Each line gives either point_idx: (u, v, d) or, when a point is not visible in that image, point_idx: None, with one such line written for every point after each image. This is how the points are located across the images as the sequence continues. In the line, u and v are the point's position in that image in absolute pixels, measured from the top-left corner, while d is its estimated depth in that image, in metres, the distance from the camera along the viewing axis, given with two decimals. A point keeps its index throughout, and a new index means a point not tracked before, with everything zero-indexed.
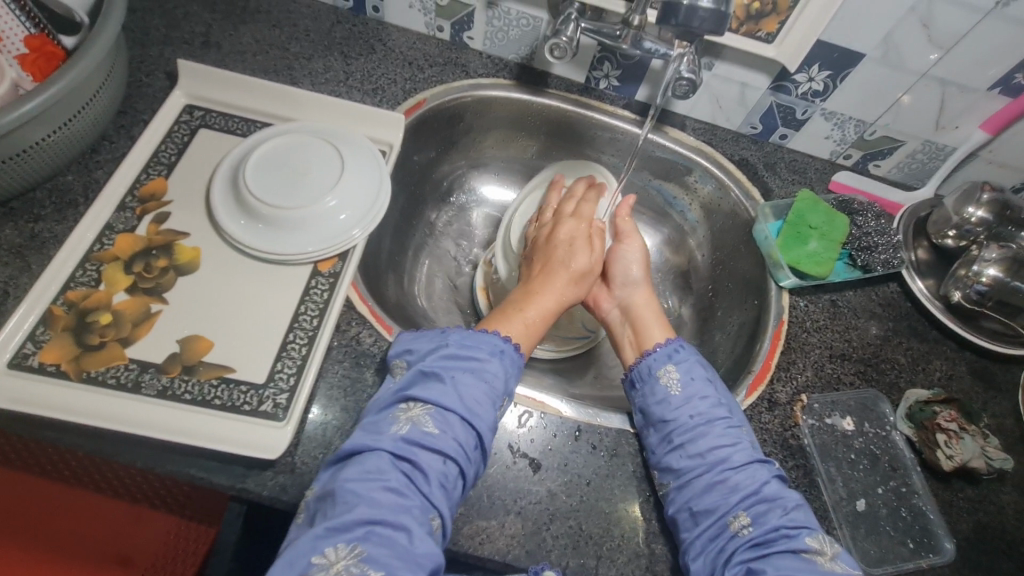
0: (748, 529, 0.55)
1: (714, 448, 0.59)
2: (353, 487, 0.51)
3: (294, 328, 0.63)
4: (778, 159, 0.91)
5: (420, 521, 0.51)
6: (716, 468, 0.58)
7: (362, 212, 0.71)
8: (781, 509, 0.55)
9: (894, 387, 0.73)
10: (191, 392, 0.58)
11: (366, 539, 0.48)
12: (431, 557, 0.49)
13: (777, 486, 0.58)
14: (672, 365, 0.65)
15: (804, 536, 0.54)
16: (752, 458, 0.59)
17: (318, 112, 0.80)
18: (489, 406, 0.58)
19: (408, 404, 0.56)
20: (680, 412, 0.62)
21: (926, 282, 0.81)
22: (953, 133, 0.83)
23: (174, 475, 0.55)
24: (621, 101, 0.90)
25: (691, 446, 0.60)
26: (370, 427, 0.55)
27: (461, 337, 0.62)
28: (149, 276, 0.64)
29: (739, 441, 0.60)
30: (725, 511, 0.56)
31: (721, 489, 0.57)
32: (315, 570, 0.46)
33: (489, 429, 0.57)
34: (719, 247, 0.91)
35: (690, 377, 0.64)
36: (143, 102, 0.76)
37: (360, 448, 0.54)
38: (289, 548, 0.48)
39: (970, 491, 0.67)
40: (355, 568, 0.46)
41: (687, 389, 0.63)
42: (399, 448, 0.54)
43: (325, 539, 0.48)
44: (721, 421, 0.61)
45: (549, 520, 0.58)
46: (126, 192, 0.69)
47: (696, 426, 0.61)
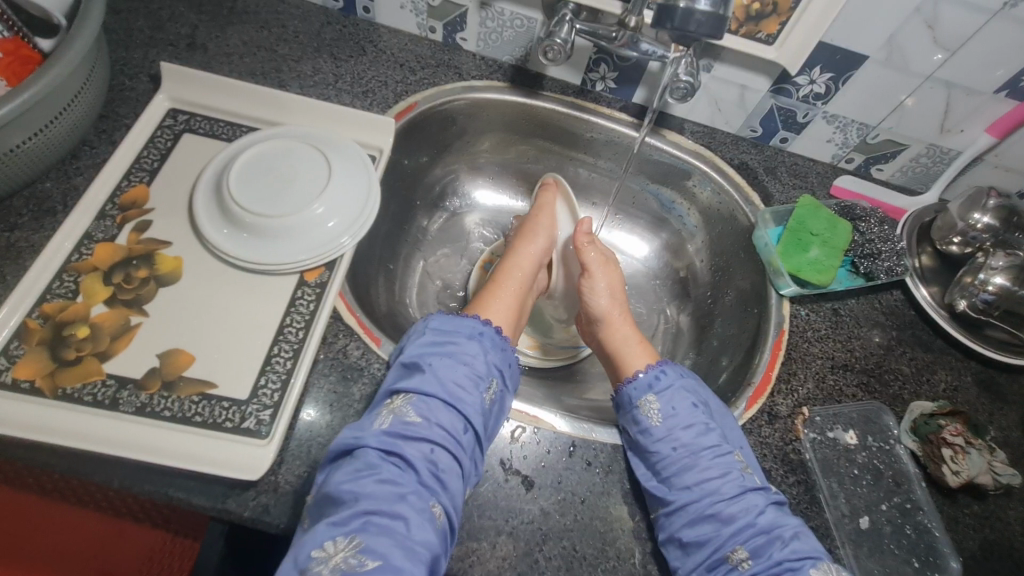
0: (748, 563, 0.54)
1: (701, 481, 0.57)
2: (343, 484, 0.50)
3: (278, 341, 0.61)
4: (779, 163, 0.89)
5: (418, 507, 0.49)
6: (708, 501, 0.56)
7: (351, 219, 0.68)
8: (780, 541, 0.54)
9: (898, 399, 0.71)
10: (170, 409, 0.56)
11: (363, 530, 0.47)
12: (429, 545, 0.48)
13: (773, 514, 0.56)
14: (653, 396, 0.63)
15: (808, 567, 0.53)
16: (744, 488, 0.57)
17: (306, 116, 0.77)
18: (473, 389, 0.58)
19: (392, 398, 0.56)
20: (662, 444, 0.60)
21: (929, 290, 0.79)
22: (958, 136, 0.81)
23: (152, 496, 0.53)
24: (617, 103, 0.88)
25: (678, 479, 0.58)
26: (356, 425, 0.54)
27: (440, 323, 0.62)
28: (129, 287, 0.62)
29: (730, 472, 0.58)
30: (722, 545, 0.55)
31: (714, 522, 0.55)
32: (314, 564, 0.45)
33: (476, 412, 0.57)
34: (718, 253, 0.89)
35: (671, 406, 0.62)
36: (126, 106, 0.74)
37: (348, 446, 0.52)
38: (293, 547, 0.46)
39: (976, 507, 0.65)
40: (353, 559, 0.45)
41: (669, 420, 0.61)
42: (384, 443, 0.52)
43: (325, 534, 0.47)
44: (708, 451, 0.59)
45: (541, 541, 0.56)
46: (106, 200, 0.67)
47: (682, 458, 0.59)
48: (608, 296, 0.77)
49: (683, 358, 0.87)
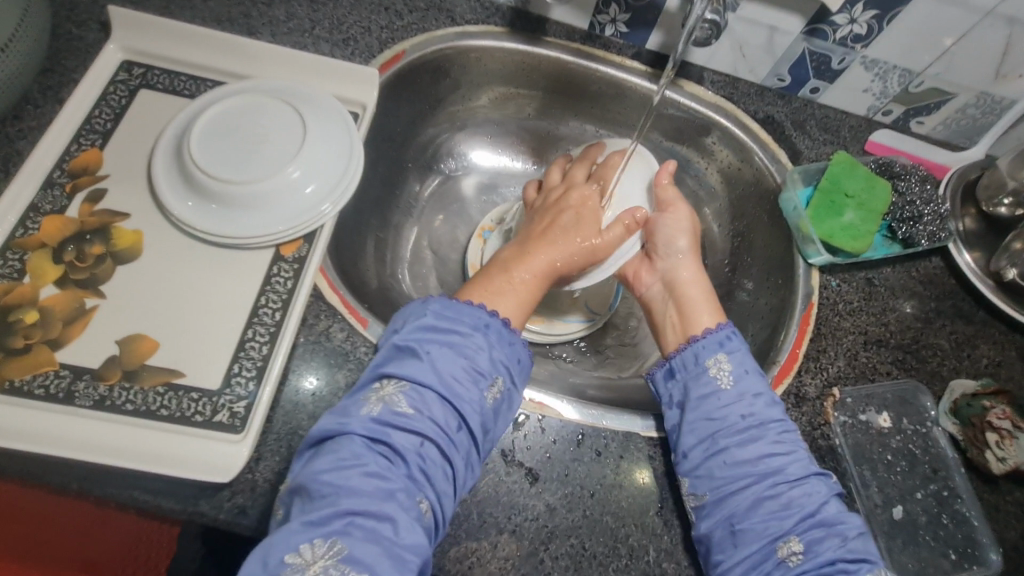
0: (798, 558, 0.48)
1: (767, 455, 0.52)
2: (324, 475, 0.45)
3: (253, 324, 0.55)
4: (808, 117, 0.80)
5: (406, 507, 0.44)
6: (768, 481, 0.51)
7: (332, 185, 0.61)
8: (838, 539, 0.49)
9: (936, 377, 0.65)
10: (132, 402, 0.50)
11: (346, 533, 0.42)
12: (417, 550, 0.43)
13: (836, 508, 0.51)
14: (723, 355, 0.57)
15: (865, 571, 0.48)
16: (809, 472, 0.52)
17: (279, 67, 0.68)
18: (471, 383, 0.51)
19: (382, 382, 0.49)
20: (729, 410, 0.54)
21: (974, 256, 0.71)
22: (1014, 83, 0.71)
23: (117, 498, 0.48)
24: (630, 49, 0.78)
25: (738, 451, 0.53)
26: (341, 409, 0.49)
27: (441, 307, 0.54)
28: (83, 265, 0.55)
29: (795, 451, 0.53)
30: (774, 533, 0.49)
31: (772, 505, 0.50)
32: (288, 571, 0.40)
33: (474, 409, 0.50)
34: (738, 218, 0.82)
35: (742, 368, 0.56)
36: (73, 58, 0.65)
37: (330, 432, 0.47)
38: (263, 545, 0.42)
39: (1019, 494, 0.60)
40: (334, 570, 0.41)
41: (740, 384, 0.55)
42: (373, 431, 0.47)
43: (300, 535, 0.42)
44: (775, 425, 0.54)
45: (547, 539, 0.51)
46: (54, 166, 0.59)
47: (748, 428, 0.53)
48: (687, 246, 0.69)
49: None
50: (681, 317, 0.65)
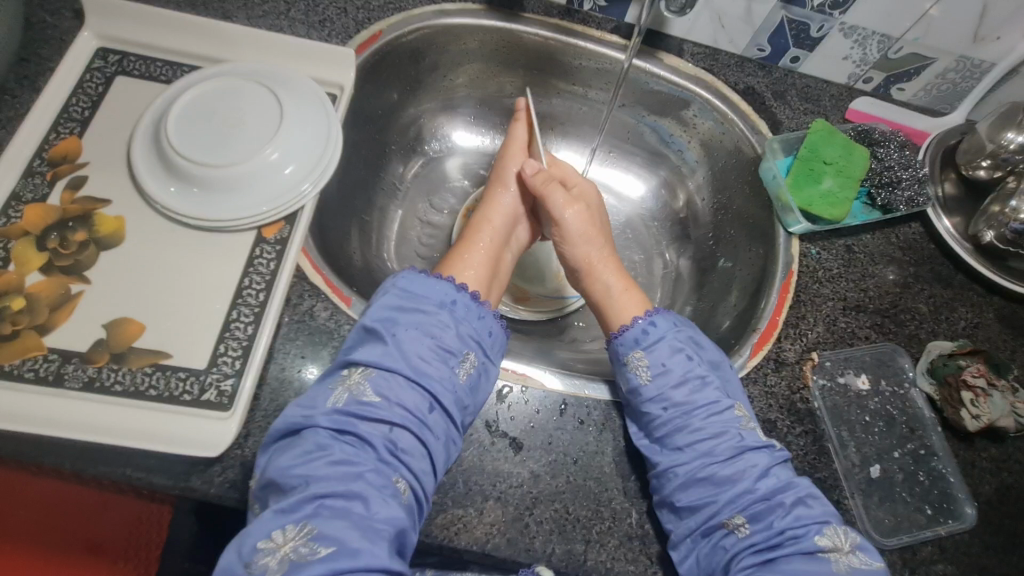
0: (746, 529, 0.51)
1: (694, 442, 0.54)
2: (291, 468, 0.46)
3: (237, 305, 0.56)
4: (788, 87, 0.80)
5: (377, 486, 0.46)
6: (702, 463, 0.53)
7: (311, 165, 0.61)
8: (781, 508, 0.51)
9: (914, 339, 0.66)
10: (122, 383, 0.51)
11: (316, 515, 0.44)
12: (393, 522, 0.45)
13: (775, 479, 0.53)
14: (640, 352, 0.58)
15: (813, 534, 0.50)
16: (740, 449, 0.54)
17: (255, 51, 0.68)
18: (440, 362, 0.53)
19: (349, 371, 0.51)
20: (654, 405, 0.56)
21: (952, 220, 0.71)
22: (993, 45, 0.71)
23: (110, 477, 0.49)
24: (609, 24, 0.77)
25: (668, 441, 0.54)
26: (305, 400, 0.49)
27: (408, 283, 0.56)
28: (67, 252, 0.56)
29: (726, 432, 0.54)
30: (715, 512, 0.51)
31: (708, 485, 0.52)
32: (260, 556, 0.42)
33: (446, 387, 0.51)
34: (720, 190, 0.82)
35: (661, 362, 0.57)
36: (49, 46, 0.65)
37: (295, 426, 0.48)
38: (237, 535, 0.44)
39: (994, 450, 0.61)
40: (304, 549, 0.42)
41: (659, 378, 0.57)
42: (338, 422, 0.48)
43: (271, 522, 0.44)
44: (701, 410, 0.55)
45: (531, 504, 0.53)
46: (34, 155, 0.60)
47: (673, 418, 0.55)
48: (583, 240, 0.69)
49: (683, 306, 0.82)
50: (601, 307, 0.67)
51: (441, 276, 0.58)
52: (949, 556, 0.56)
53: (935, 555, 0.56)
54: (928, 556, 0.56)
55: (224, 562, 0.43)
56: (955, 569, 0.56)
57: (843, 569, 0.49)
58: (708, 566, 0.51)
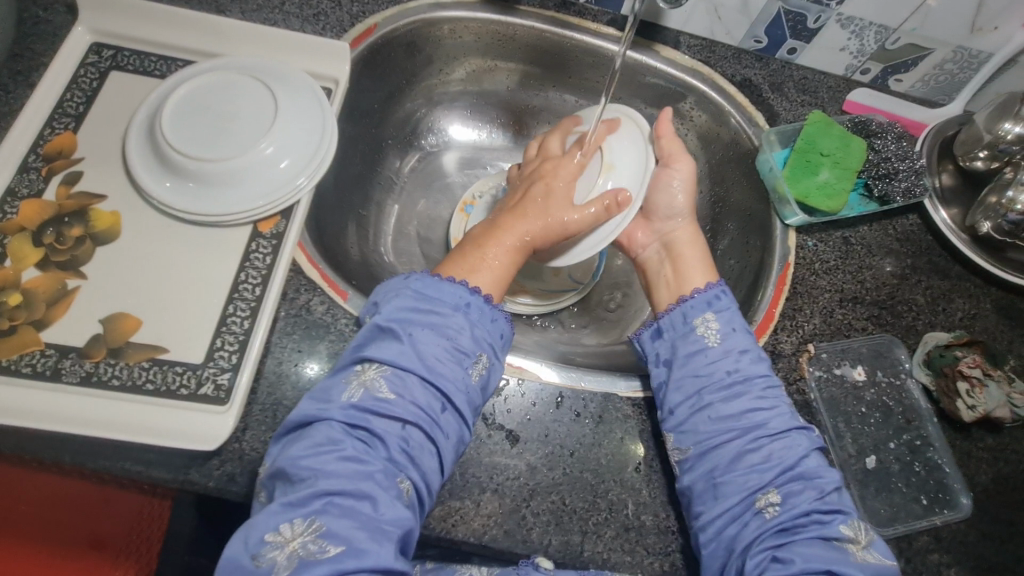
0: (774, 510, 0.51)
1: (749, 411, 0.54)
2: (301, 460, 0.46)
3: (234, 299, 0.56)
4: (785, 78, 0.79)
5: (385, 486, 0.46)
6: (750, 436, 0.53)
7: (306, 159, 0.61)
8: (815, 491, 0.51)
9: (911, 330, 0.66)
10: (119, 378, 0.51)
11: (325, 511, 0.43)
12: (400, 523, 0.45)
13: (815, 462, 0.53)
14: (711, 314, 0.59)
15: (837, 523, 0.50)
16: (790, 426, 0.54)
17: (250, 46, 0.68)
18: (454, 363, 0.52)
19: (362, 366, 0.50)
20: (717, 366, 0.56)
21: (950, 212, 0.71)
22: (990, 35, 0.71)
23: (108, 470, 0.49)
24: (605, 16, 0.77)
25: (722, 407, 0.55)
26: (320, 393, 0.50)
27: (423, 285, 0.55)
28: (63, 247, 0.56)
29: (778, 406, 0.55)
30: (754, 486, 0.52)
31: (752, 459, 0.53)
32: (267, 549, 0.42)
33: (458, 388, 0.51)
34: (718, 182, 0.82)
35: (730, 326, 0.59)
36: (42, 41, 0.65)
37: (308, 418, 0.48)
38: (244, 525, 0.44)
39: (991, 440, 0.61)
40: (312, 545, 0.43)
41: (727, 341, 0.58)
42: (351, 416, 0.48)
43: (279, 515, 0.43)
44: (760, 380, 0.56)
45: (528, 496, 0.53)
46: (29, 151, 0.60)
47: (734, 383, 0.56)
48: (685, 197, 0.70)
49: None
50: (678, 272, 0.67)
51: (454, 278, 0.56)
52: (946, 545, 0.57)
53: (932, 544, 0.57)
54: (924, 545, 0.57)
55: (231, 551, 0.43)
56: (951, 558, 0.56)
57: (861, 560, 0.49)
58: (728, 546, 0.50)
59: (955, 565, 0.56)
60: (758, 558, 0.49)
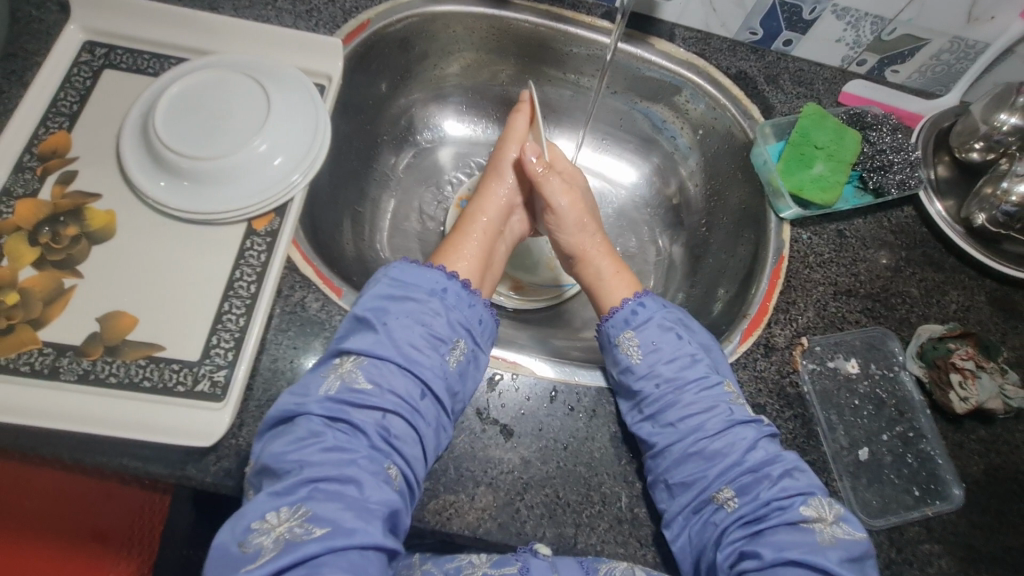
0: (734, 502, 0.52)
1: (685, 417, 0.55)
2: (284, 454, 0.46)
3: (229, 296, 0.56)
4: (781, 71, 0.79)
5: (371, 471, 0.47)
6: (692, 438, 0.54)
7: (300, 155, 0.61)
8: (768, 480, 0.52)
9: (905, 323, 0.66)
10: (116, 375, 0.52)
11: (310, 498, 0.44)
12: (387, 503, 0.45)
13: (766, 447, 0.54)
14: (631, 331, 0.60)
15: (798, 505, 0.51)
16: (730, 423, 0.55)
17: (242, 42, 0.68)
18: (431, 350, 0.53)
19: (340, 359, 0.51)
20: (645, 383, 0.57)
21: (945, 204, 0.71)
22: (987, 26, 0.70)
23: (108, 466, 0.50)
24: (599, 9, 0.77)
25: (661, 416, 0.55)
26: (298, 388, 0.50)
27: (400, 273, 0.56)
28: (58, 247, 0.56)
29: (715, 406, 0.55)
30: (705, 486, 0.53)
31: (698, 459, 0.53)
32: (254, 535, 0.43)
33: (436, 374, 0.52)
34: (713, 176, 0.82)
35: (651, 341, 0.59)
36: (35, 40, 0.65)
37: (289, 413, 0.48)
38: (233, 515, 0.44)
39: (983, 431, 0.62)
40: (298, 529, 0.43)
41: (649, 357, 0.58)
42: (329, 409, 0.48)
43: (267, 504, 0.44)
44: (692, 386, 0.56)
45: (522, 490, 0.54)
46: (24, 150, 0.60)
47: (664, 395, 0.56)
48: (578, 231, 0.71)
49: (676, 293, 0.82)
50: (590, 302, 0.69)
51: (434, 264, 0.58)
52: (937, 536, 0.57)
53: (923, 535, 0.57)
54: (915, 536, 0.57)
55: (220, 540, 0.43)
56: (942, 548, 0.57)
57: (828, 540, 0.49)
58: (700, 541, 0.51)
59: (946, 556, 0.56)
60: (728, 550, 0.50)
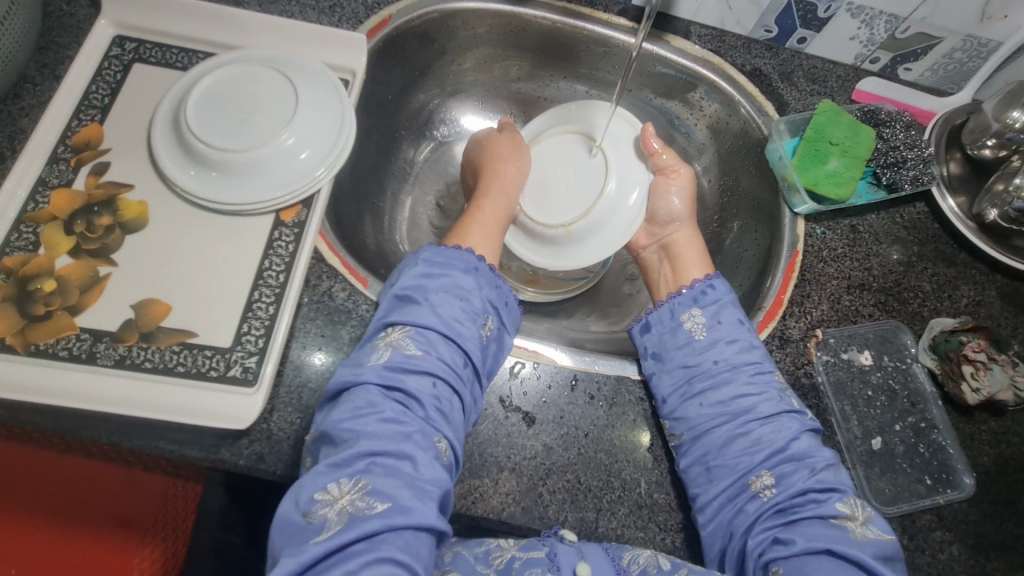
0: (771, 491, 0.52)
1: (739, 396, 0.56)
2: (342, 423, 0.47)
3: (259, 285, 0.58)
4: (796, 68, 0.80)
5: (423, 446, 0.47)
6: (741, 419, 0.55)
7: (326, 149, 0.63)
8: (807, 471, 0.52)
9: (917, 317, 0.67)
10: (151, 360, 0.53)
11: (369, 470, 0.44)
12: (439, 483, 0.46)
13: (807, 443, 0.54)
14: (698, 309, 0.61)
15: (833, 501, 0.51)
16: (780, 410, 0.55)
17: (268, 38, 0.69)
18: (470, 323, 0.53)
19: (388, 331, 0.52)
20: (703, 358, 0.58)
21: (957, 200, 0.72)
22: (1000, 24, 0.71)
23: (144, 449, 0.52)
24: (616, 6, 0.77)
25: (712, 394, 0.56)
26: (352, 361, 0.51)
27: (432, 255, 0.56)
28: (93, 236, 0.58)
29: (768, 391, 0.56)
30: (745, 469, 0.53)
31: (743, 442, 0.54)
32: (318, 507, 0.43)
33: (476, 347, 0.53)
34: (727, 171, 0.83)
35: (716, 319, 0.60)
36: (66, 34, 0.66)
37: (345, 383, 0.49)
38: (294, 486, 0.45)
39: (993, 423, 0.63)
40: (360, 502, 0.43)
41: (713, 332, 0.59)
42: (386, 377, 0.49)
43: (326, 476, 0.44)
44: (749, 367, 0.57)
45: (545, 475, 0.55)
46: (57, 142, 0.61)
47: (720, 372, 0.57)
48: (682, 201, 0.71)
49: None
50: (675, 271, 0.69)
51: (461, 246, 0.58)
52: (949, 524, 0.58)
53: (935, 522, 0.58)
54: (927, 524, 0.58)
55: (282, 512, 0.44)
56: (954, 536, 0.58)
57: (861, 537, 0.49)
58: (728, 529, 0.52)
59: (957, 543, 0.58)
60: (759, 538, 0.50)
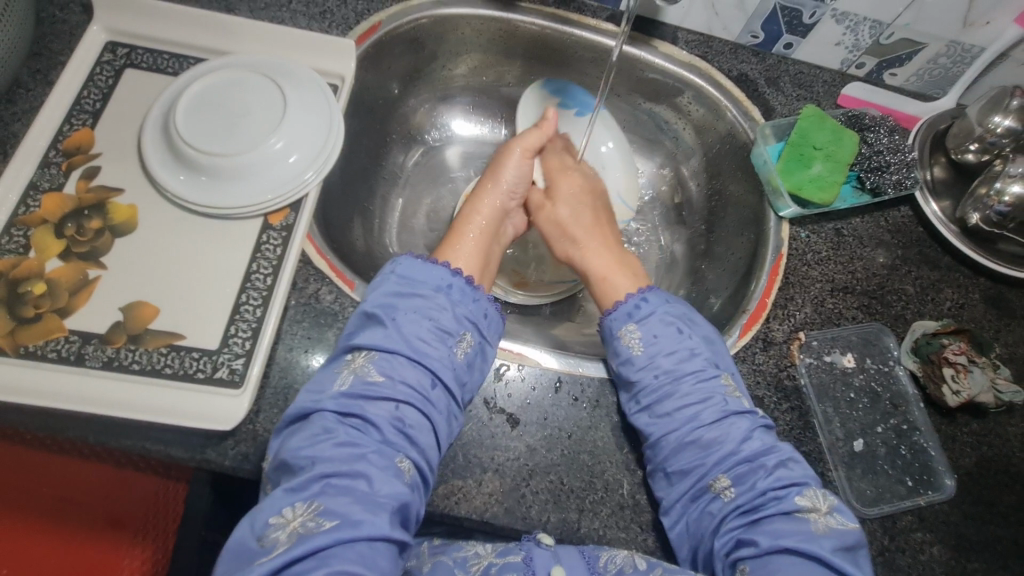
0: (730, 492, 0.53)
1: (684, 407, 0.56)
2: (300, 450, 0.47)
3: (246, 288, 0.58)
4: (782, 73, 0.81)
5: (381, 466, 0.47)
6: (688, 427, 0.55)
7: (313, 152, 0.63)
8: (763, 469, 0.53)
9: (900, 319, 0.68)
10: (139, 362, 0.54)
11: (322, 493, 0.45)
12: (394, 497, 0.46)
13: (761, 439, 0.55)
14: (633, 324, 0.61)
15: (793, 495, 0.52)
16: (727, 413, 0.56)
17: (259, 44, 0.70)
18: (439, 342, 0.54)
19: (353, 355, 0.53)
20: (644, 373, 0.58)
21: (941, 204, 0.73)
22: (983, 30, 0.72)
23: (131, 450, 0.52)
24: (604, 12, 0.78)
25: (658, 406, 0.57)
26: (315, 385, 0.52)
27: (405, 273, 0.57)
28: (83, 239, 0.58)
29: (713, 397, 0.56)
30: (703, 474, 0.54)
31: (696, 448, 0.55)
32: (271, 530, 0.44)
33: (445, 365, 0.53)
34: (714, 175, 0.84)
35: (652, 334, 0.60)
36: (59, 40, 0.67)
37: (304, 410, 0.50)
38: (250, 511, 0.45)
39: (975, 424, 0.63)
40: (311, 523, 0.43)
41: (650, 348, 0.59)
42: (342, 405, 0.50)
43: (282, 500, 0.45)
44: (690, 376, 0.58)
45: (528, 476, 0.56)
46: (48, 146, 0.62)
47: (662, 385, 0.57)
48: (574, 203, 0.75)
49: (678, 287, 0.84)
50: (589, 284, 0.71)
51: (437, 260, 0.59)
52: (929, 525, 0.59)
53: (915, 523, 0.59)
54: (908, 525, 0.59)
55: (237, 536, 0.44)
56: (935, 537, 0.58)
57: (822, 529, 0.50)
58: (696, 531, 0.53)
59: (938, 544, 0.58)
60: (724, 539, 0.51)
